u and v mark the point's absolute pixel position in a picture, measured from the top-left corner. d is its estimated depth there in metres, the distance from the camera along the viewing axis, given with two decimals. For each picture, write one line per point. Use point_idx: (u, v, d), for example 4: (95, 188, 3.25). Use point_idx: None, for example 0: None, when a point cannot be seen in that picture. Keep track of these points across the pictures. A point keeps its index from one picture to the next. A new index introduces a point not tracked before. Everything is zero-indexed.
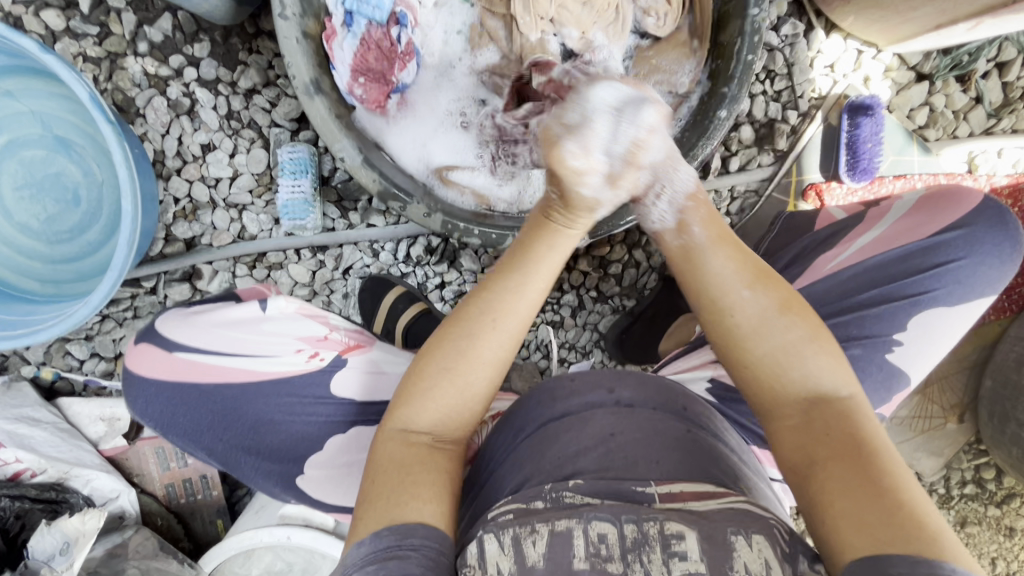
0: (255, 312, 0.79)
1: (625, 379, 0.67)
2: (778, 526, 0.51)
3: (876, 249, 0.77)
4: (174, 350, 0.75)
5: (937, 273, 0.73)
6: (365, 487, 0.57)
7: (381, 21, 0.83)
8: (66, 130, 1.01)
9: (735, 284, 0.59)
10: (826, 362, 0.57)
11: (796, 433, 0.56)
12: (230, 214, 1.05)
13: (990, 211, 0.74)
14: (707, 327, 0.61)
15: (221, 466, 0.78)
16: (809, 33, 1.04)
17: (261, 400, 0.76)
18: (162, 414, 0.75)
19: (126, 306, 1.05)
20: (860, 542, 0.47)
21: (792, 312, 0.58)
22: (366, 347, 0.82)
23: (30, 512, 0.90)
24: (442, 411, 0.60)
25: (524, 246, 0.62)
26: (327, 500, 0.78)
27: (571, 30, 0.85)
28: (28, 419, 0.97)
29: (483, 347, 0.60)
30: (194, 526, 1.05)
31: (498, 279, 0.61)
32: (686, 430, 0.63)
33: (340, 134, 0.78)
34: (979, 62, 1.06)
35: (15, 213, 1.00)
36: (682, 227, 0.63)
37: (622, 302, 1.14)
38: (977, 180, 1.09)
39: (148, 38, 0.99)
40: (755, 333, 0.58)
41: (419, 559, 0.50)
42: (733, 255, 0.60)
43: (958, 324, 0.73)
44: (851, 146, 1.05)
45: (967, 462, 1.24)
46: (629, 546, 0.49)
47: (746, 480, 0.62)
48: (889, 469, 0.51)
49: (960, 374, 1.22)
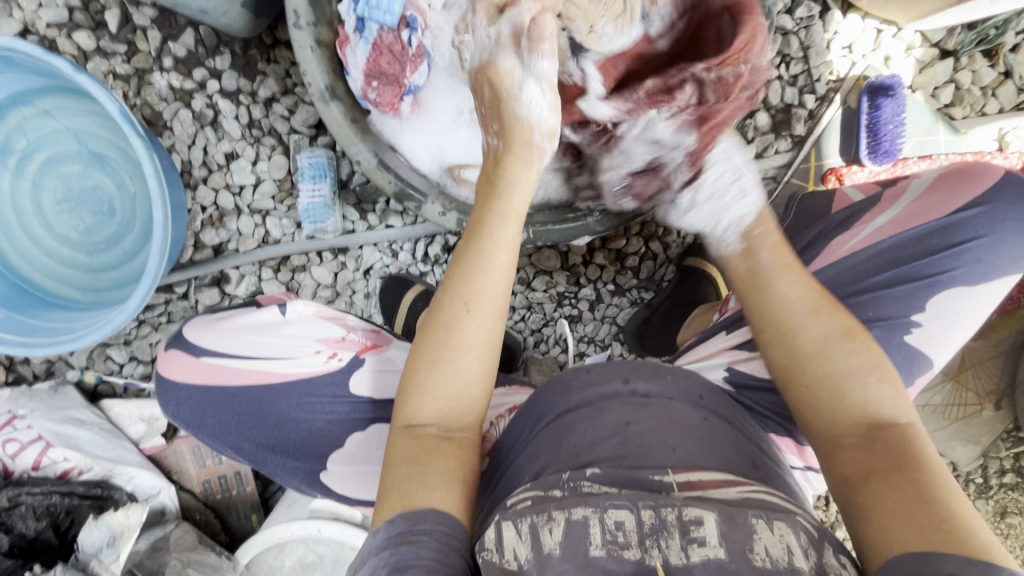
0: (275, 316, 0.83)
1: (640, 370, 0.69)
2: (806, 519, 0.53)
3: (896, 228, 0.74)
4: (200, 355, 0.79)
5: (958, 252, 0.71)
6: (383, 484, 0.59)
7: (393, 24, 0.82)
8: (100, 145, 1.06)
9: (797, 305, 0.65)
10: (887, 392, 0.61)
11: (850, 451, 0.59)
12: (254, 220, 1.09)
13: (1008, 187, 0.72)
14: (773, 347, 0.66)
15: (249, 463, 0.80)
16: (825, 14, 1.02)
17: (284, 400, 0.78)
18: (193, 415, 0.79)
19: (161, 311, 1.11)
20: (911, 535, 0.50)
21: (857, 340, 0.62)
22: (383, 347, 0.84)
23: (79, 508, 0.94)
24: (439, 402, 0.62)
25: (480, 222, 0.63)
26: (349, 496, 0.80)
27: (580, 23, 0.83)
28: (73, 420, 1.02)
29: (467, 331, 0.61)
30: (230, 520, 1.09)
31: (459, 262, 0.63)
32: (703, 420, 0.65)
33: (355, 138, 0.80)
34: (1007, 35, 1.02)
35: (55, 226, 1.06)
36: (749, 253, 0.70)
37: (640, 294, 1.15)
38: (1008, 157, 1.04)
39: (172, 53, 1.03)
40: (819, 355, 0.63)
41: (433, 543, 0.53)
42: (797, 282, 0.66)
43: (979, 305, 0.71)
44: (872, 128, 1.02)
45: (1006, 450, 1.21)
46: (647, 531, 0.50)
47: (766, 465, 0.64)
48: (944, 486, 0.53)
49: (995, 360, 1.18)
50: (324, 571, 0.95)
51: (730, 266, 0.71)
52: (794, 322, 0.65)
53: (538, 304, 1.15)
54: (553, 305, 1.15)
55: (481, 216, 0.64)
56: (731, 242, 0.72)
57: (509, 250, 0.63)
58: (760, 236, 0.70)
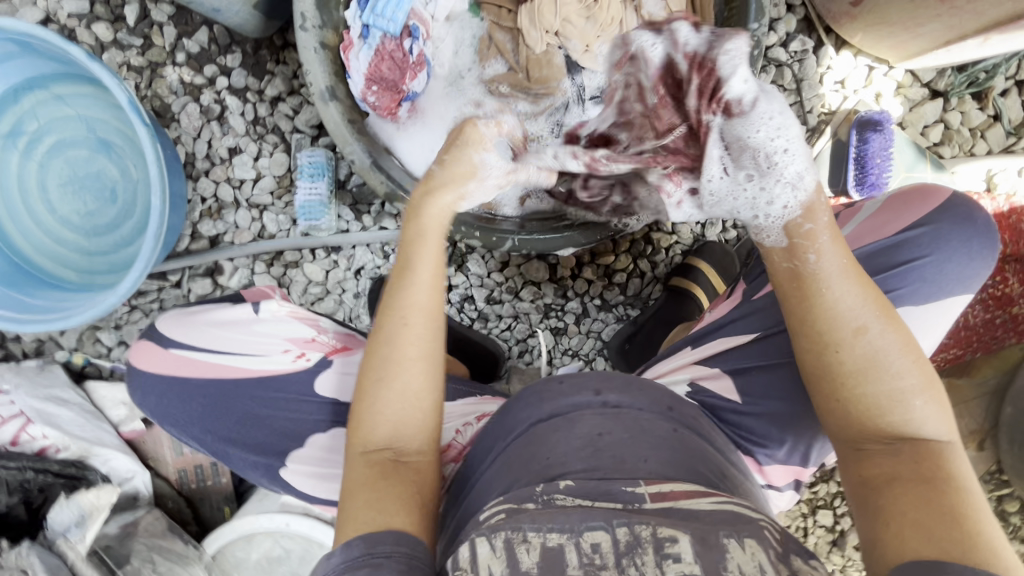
0: (247, 313, 0.84)
1: (612, 381, 0.71)
2: (771, 530, 0.55)
3: (846, 247, 0.78)
4: (169, 346, 0.81)
5: (902, 271, 0.74)
6: (342, 507, 0.60)
7: (396, 33, 0.86)
8: (108, 132, 1.09)
9: (863, 314, 0.60)
10: (930, 407, 0.60)
11: (874, 457, 0.60)
12: (252, 214, 1.11)
13: (955, 209, 0.75)
14: (807, 358, 0.63)
15: (210, 455, 0.81)
16: (819, 49, 1.05)
17: (244, 395, 0.79)
18: (158, 406, 0.81)
19: (153, 298, 1.13)
20: (930, 553, 0.51)
21: (911, 357, 0.61)
22: (352, 350, 0.84)
23: (52, 486, 0.93)
24: (391, 420, 0.64)
25: (410, 248, 0.68)
26: (307, 493, 0.80)
27: (575, 42, 0.88)
28: (56, 399, 1.03)
29: (408, 346, 0.65)
30: (202, 511, 1.09)
31: (394, 284, 0.67)
32: (672, 430, 0.67)
33: (350, 138, 0.83)
34: (997, 80, 1.05)
35: (58, 208, 1.08)
36: (796, 252, 0.62)
37: (627, 311, 1.16)
38: (994, 199, 1.08)
39: (186, 49, 1.07)
40: (865, 370, 0.60)
41: (398, 561, 0.53)
42: (862, 287, 0.61)
43: (919, 322, 0.75)
44: (861, 161, 1.03)
45: (989, 492, 1.20)
46: (623, 550, 0.50)
47: (732, 478, 0.66)
48: (971, 503, 0.54)
49: (979, 400, 1.18)
50: (289, 566, 0.95)
51: (772, 263, 0.64)
52: (857, 337, 0.60)
53: (524, 314, 1.16)
54: (539, 316, 1.16)
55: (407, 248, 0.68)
56: (777, 236, 0.63)
57: (438, 271, 0.67)
58: (812, 231, 0.62)
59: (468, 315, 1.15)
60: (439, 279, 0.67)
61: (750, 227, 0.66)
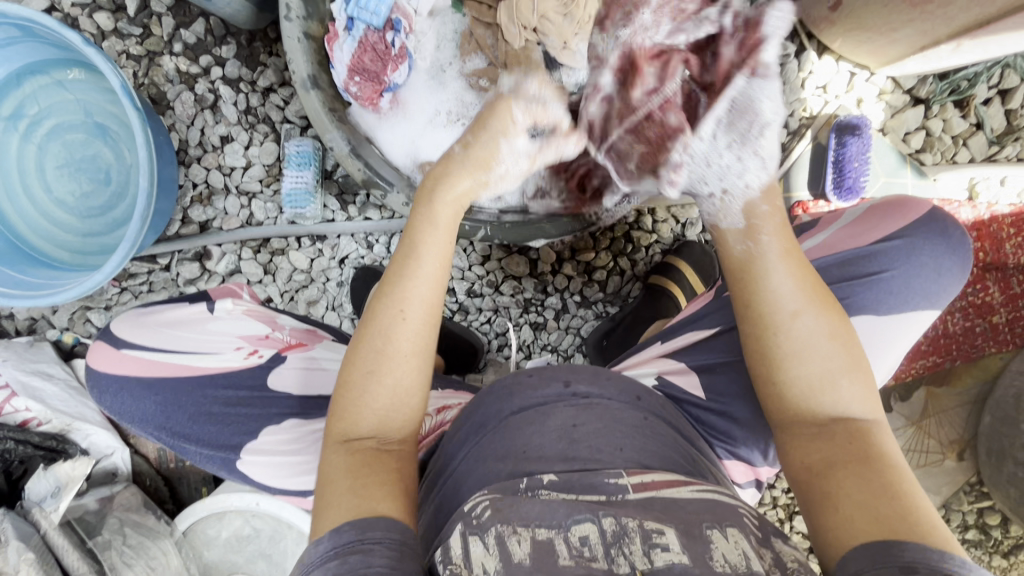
0: (203, 312, 0.86)
1: (580, 373, 0.72)
2: (749, 517, 0.59)
3: (819, 253, 0.78)
4: (121, 347, 0.80)
5: (872, 280, 0.74)
6: (320, 499, 0.58)
7: (379, 26, 0.88)
8: (105, 118, 1.12)
9: (798, 300, 0.63)
10: (857, 387, 0.63)
11: (812, 442, 0.63)
12: (241, 201, 1.14)
13: (930, 224, 0.76)
14: (749, 345, 0.66)
15: (168, 447, 0.80)
16: (801, 54, 1.06)
17: (196, 392, 0.79)
18: (114, 403, 0.80)
19: (142, 280, 1.15)
20: (872, 531, 0.54)
21: (841, 341, 0.63)
22: (308, 346, 0.86)
23: (32, 458, 0.97)
24: (377, 411, 0.61)
25: (413, 234, 0.64)
26: (267, 483, 0.79)
27: (553, 39, 0.86)
28: (42, 372, 1.05)
29: (401, 338, 0.61)
30: (180, 490, 1.11)
31: (394, 268, 0.63)
32: (643, 418, 0.70)
33: (330, 125, 0.85)
34: (978, 88, 1.05)
35: (54, 189, 1.12)
36: (751, 234, 0.65)
37: (605, 308, 1.18)
38: (975, 208, 1.08)
39: (182, 39, 1.10)
40: (799, 355, 0.63)
41: (384, 551, 0.53)
42: (798, 274, 0.64)
43: (887, 333, 0.75)
44: (839, 164, 1.04)
45: (969, 504, 1.18)
46: (610, 540, 0.52)
47: (703, 465, 0.70)
48: (902, 481, 0.58)
49: (959, 409, 1.17)
50: (258, 546, 0.96)
51: (726, 245, 0.67)
52: (794, 321, 0.63)
53: (504, 308, 1.17)
54: (519, 310, 1.17)
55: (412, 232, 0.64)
56: (735, 218, 0.67)
57: (440, 262, 0.64)
58: (765, 214, 0.65)
59: (450, 307, 1.17)
60: (445, 273, 0.64)
61: (711, 207, 0.69)
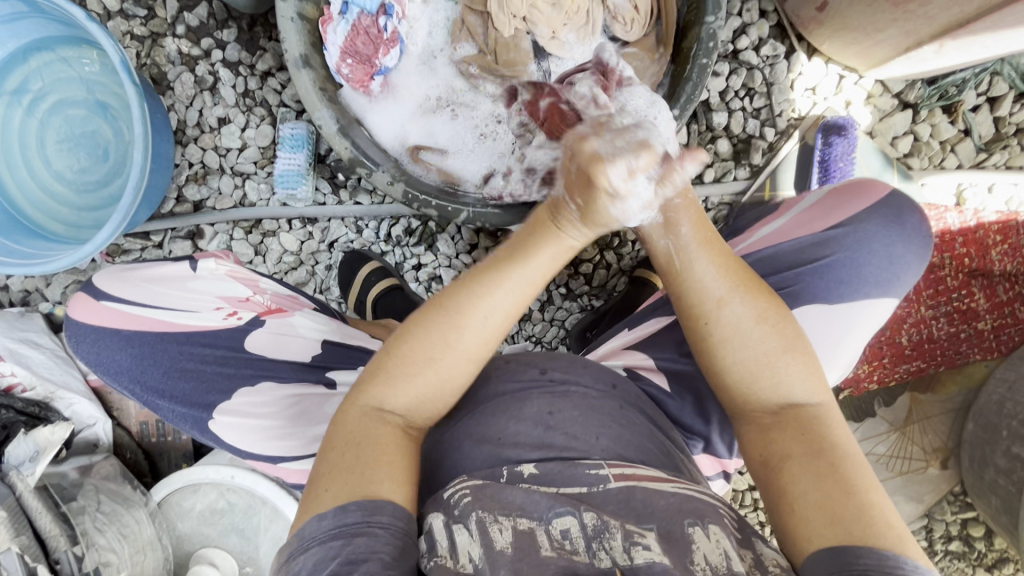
0: (185, 271, 0.88)
1: (557, 360, 0.72)
2: (731, 519, 0.58)
3: (776, 239, 0.82)
4: (101, 299, 0.82)
5: (823, 266, 0.77)
6: (327, 463, 0.57)
7: (371, 10, 0.91)
8: (106, 95, 1.15)
9: (719, 285, 0.63)
10: (800, 369, 0.63)
11: (767, 433, 0.62)
12: (235, 181, 1.16)
13: (885, 210, 0.78)
14: (687, 333, 0.65)
15: (143, 405, 0.82)
16: (791, 55, 1.07)
17: (174, 348, 0.80)
18: (91, 353, 0.81)
19: (135, 257, 1.17)
20: (830, 533, 0.54)
21: (770, 322, 0.62)
22: (287, 313, 0.88)
23: (14, 423, 0.97)
24: (417, 392, 0.60)
25: (528, 239, 0.62)
26: (238, 447, 0.79)
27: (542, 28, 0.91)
28: (30, 342, 1.06)
29: (465, 335, 0.60)
30: (160, 465, 1.12)
31: (488, 269, 0.61)
32: (620, 408, 0.69)
33: (320, 104, 0.86)
34: (967, 94, 1.06)
35: (53, 162, 1.14)
36: (669, 227, 0.64)
37: (590, 301, 1.18)
38: (962, 214, 1.09)
39: (186, 22, 1.13)
40: (728, 340, 0.63)
41: (388, 538, 0.52)
42: (715, 258, 0.64)
43: (842, 319, 0.77)
44: (824, 164, 1.07)
45: (952, 514, 1.17)
46: (592, 534, 0.53)
47: (675, 457, 0.69)
48: (863, 480, 0.57)
49: (943, 417, 1.16)
50: (232, 520, 0.97)
51: (650, 239, 0.66)
52: (721, 309, 0.63)
53: None
54: None
55: (520, 240, 0.62)
56: (650, 215, 0.66)
57: (538, 275, 0.62)
58: (679, 207, 0.64)
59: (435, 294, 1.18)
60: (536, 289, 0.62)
61: None
